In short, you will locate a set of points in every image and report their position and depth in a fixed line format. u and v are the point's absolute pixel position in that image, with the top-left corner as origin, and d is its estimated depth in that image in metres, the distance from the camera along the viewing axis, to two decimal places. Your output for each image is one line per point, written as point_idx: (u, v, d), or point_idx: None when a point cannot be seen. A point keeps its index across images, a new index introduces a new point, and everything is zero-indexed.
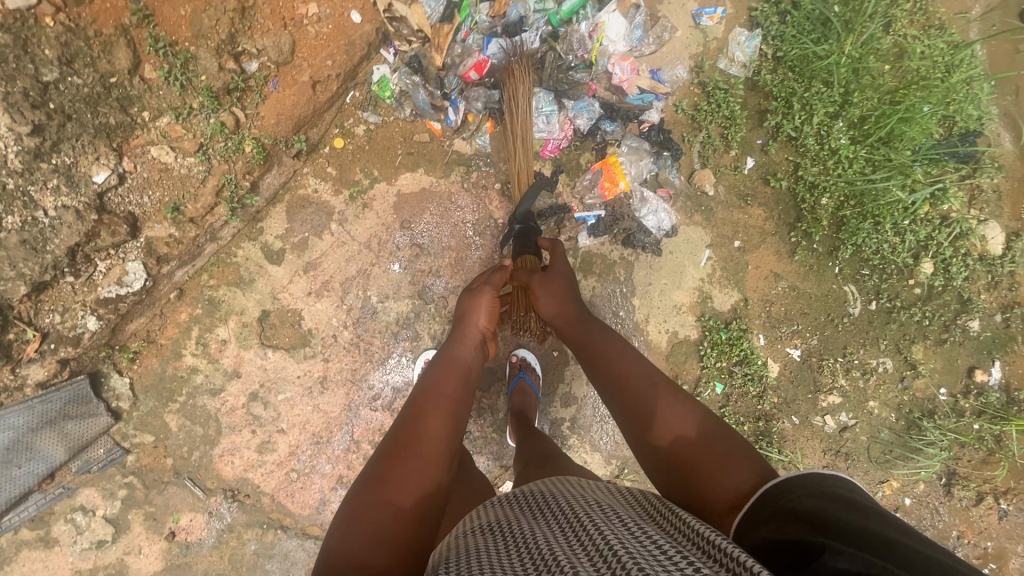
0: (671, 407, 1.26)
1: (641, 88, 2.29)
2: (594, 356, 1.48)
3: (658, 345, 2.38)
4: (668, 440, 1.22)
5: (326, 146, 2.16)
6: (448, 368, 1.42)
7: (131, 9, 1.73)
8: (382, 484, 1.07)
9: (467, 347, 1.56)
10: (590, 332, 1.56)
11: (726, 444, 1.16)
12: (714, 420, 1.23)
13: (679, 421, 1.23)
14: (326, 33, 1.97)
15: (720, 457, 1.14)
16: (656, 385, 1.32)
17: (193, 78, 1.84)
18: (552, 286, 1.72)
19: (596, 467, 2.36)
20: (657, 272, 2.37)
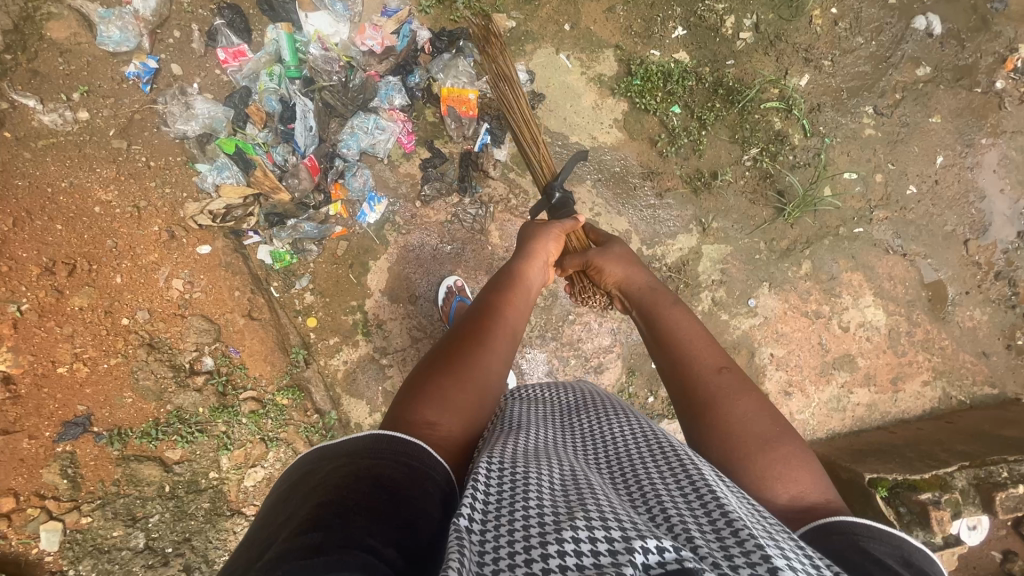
0: (734, 397, 1.14)
1: (395, 33, 2.29)
2: (667, 332, 1.37)
3: (618, 138, 2.54)
4: (722, 422, 1.10)
5: (309, 334, 2.13)
6: (517, 289, 1.47)
7: (108, 443, 1.76)
8: (453, 374, 1.13)
9: (537, 268, 1.60)
10: (661, 310, 1.45)
11: (802, 458, 1.03)
12: (788, 429, 1.08)
13: (745, 411, 1.11)
14: (206, 284, 1.98)
15: (786, 461, 1.01)
16: (732, 376, 1.19)
17: (199, 417, 1.87)
18: (616, 256, 1.67)
19: (692, 241, 2.56)
20: (558, 108, 2.51)
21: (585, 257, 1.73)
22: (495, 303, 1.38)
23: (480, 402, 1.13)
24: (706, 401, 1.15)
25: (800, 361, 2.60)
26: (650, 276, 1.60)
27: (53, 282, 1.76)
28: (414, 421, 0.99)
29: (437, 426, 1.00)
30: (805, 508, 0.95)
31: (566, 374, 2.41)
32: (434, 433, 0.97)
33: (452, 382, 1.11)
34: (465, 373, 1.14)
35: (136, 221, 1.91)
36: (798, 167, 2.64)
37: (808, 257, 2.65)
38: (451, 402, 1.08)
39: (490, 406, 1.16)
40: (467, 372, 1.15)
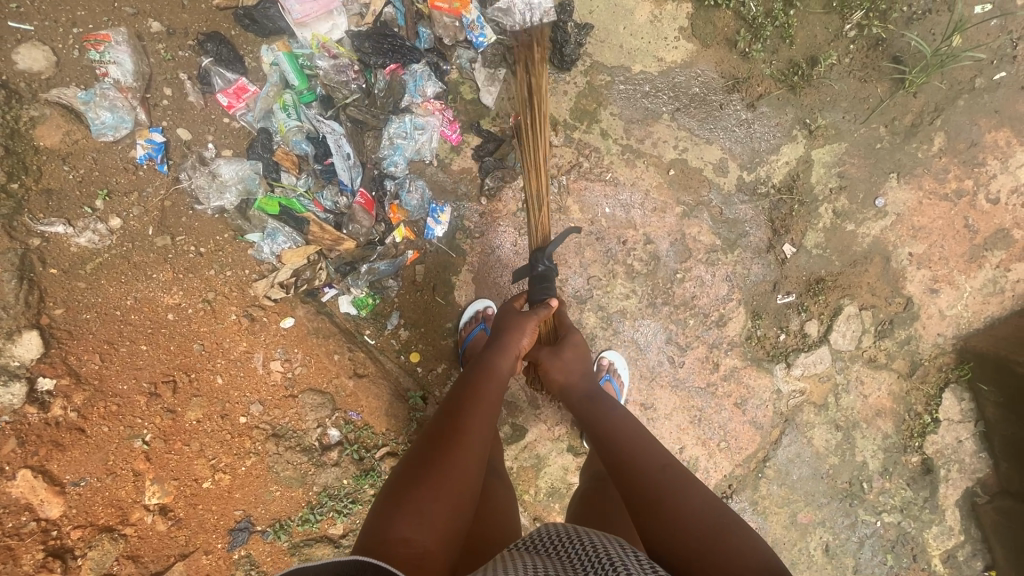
0: (684, 488, 1.21)
1: (388, 3, 1.88)
2: (616, 439, 1.40)
3: (689, 51, 2.09)
4: (684, 522, 1.12)
5: (417, 369, 2.03)
6: (486, 382, 1.41)
7: (276, 537, 1.77)
8: (426, 479, 1.14)
9: (507, 359, 1.49)
10: (610, 412, 1.49)
11: (737, 530, 1.09)
12: (732, 516, 1.13)
13: (694, 506, 1.16)
14: (304, 356, 1.86)
15: (738, 546, 1.05)
16: (678, 473, 1.26)
17: (347, 489, 1.84)
18: (566, 349, 1.65)
19: (798, 150, 2.17)
20: (609, 35, 2.06)
21: (536, 355, 1.69)
22: (464, 398, 1.34)
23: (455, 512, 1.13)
24: (663, 503, 1.18)
25: (944, 252, 2.28)
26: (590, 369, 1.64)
27: (163, 405, 1.69)
28: (388, 544, 1.02)
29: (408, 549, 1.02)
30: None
31: (686, 335, 2.22)
32: (407, 554, 1.01)
33: (424, 490, 1.12)
34: (438, 473, 1.15)
35: (213, 315, 1.77)
36: (916, 19, 2.12)
37: (940, 127, 2.21)
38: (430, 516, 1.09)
39: (466, 514, 1.16)
40: (440, 474, 1.15)
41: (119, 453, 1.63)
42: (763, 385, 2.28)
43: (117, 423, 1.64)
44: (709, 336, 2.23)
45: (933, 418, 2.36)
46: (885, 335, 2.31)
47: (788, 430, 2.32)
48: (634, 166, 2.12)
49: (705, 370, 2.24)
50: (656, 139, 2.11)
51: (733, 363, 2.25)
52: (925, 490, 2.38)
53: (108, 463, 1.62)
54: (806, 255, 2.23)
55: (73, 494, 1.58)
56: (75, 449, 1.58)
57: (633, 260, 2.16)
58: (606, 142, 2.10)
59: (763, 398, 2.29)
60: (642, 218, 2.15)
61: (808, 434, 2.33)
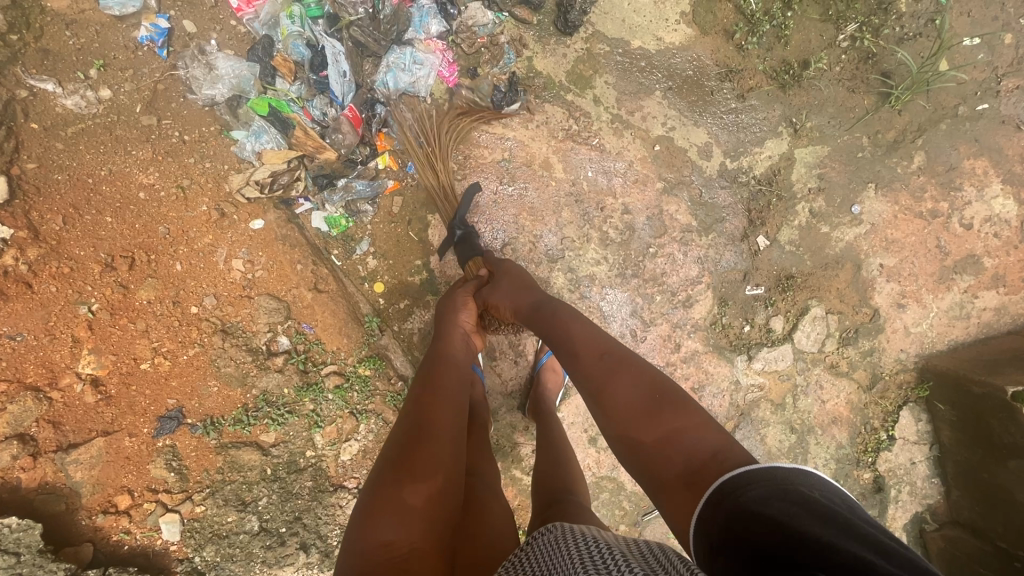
0: (617, 381, 1.24)
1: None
2: (564, 342, 1.41)
3: (688, 35, 2.18)
4: (626, 420, 1.18)
5: (379, 300, 2.03)
6: (443, 369, 1.49)
7: (204, 433, 1.71)
8: (405, 479, 1.13)
9: (455, 344, 1.62)
10: (553, 320, 1.49)
11: (672, 408, 1.14)
12: (666, 388, 1.19)
13: (631, 395, 1.21)
14: (267, 260, 1.86)
15: (676, 427, 1.11)
16: (618, 359, 1.30)
17: (286, 398, 1.81)
18: (502, 285, 1.68)
19: (781, 147, 2.23)
20: (614, 8, 2.15)
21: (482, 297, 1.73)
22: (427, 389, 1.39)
23: (436, 501, 1.14)
24: (607, 404, 1.23)
25: (914, 268, 2.31)
26: (532, 283, 1.66)
27: (116, 278, 1.68)
28: (370, 548, 1.00)
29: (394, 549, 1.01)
30: (700, 461, 1.03)
31: (651, 310, 2.22)
32: (392, 555, 0.99)
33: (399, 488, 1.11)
34: (420, 471, 1.16)
35: (183, 202, 1.78)
36: (907, 40, 2.23)
37: (921, 147, 2.28)
38: (411, 510, 1.09)
39: (449, 497, 1.17)
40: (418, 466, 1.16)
41: (62, 316, 1.61)
42: (723, 374, 2.27)
43: (65, 286, 1.61)
44: (674, 315, 2.23)
45: (889, 436, 2.33)
46: (849, 343, 2.31)
47: (742, 425, 2.29)
48: (622, 136, 2.17)
49: (667, 350, 2.23)
50: (645, 113, 2.17)
51: (695, 347, 2.25)
52: (874, 508, 2.34)
53: (49, 323, 1.59)
54: (779, 250, 2.25)
55: (7, 347, 1.55)
56: (18, 301, 1.56)
57: (608, 228, 2.18)
58: (597, 109, 2.15)
59: (721, 387, 2.27)
60: (623, 188, 2.18)
61: (763, 432, 2.30)
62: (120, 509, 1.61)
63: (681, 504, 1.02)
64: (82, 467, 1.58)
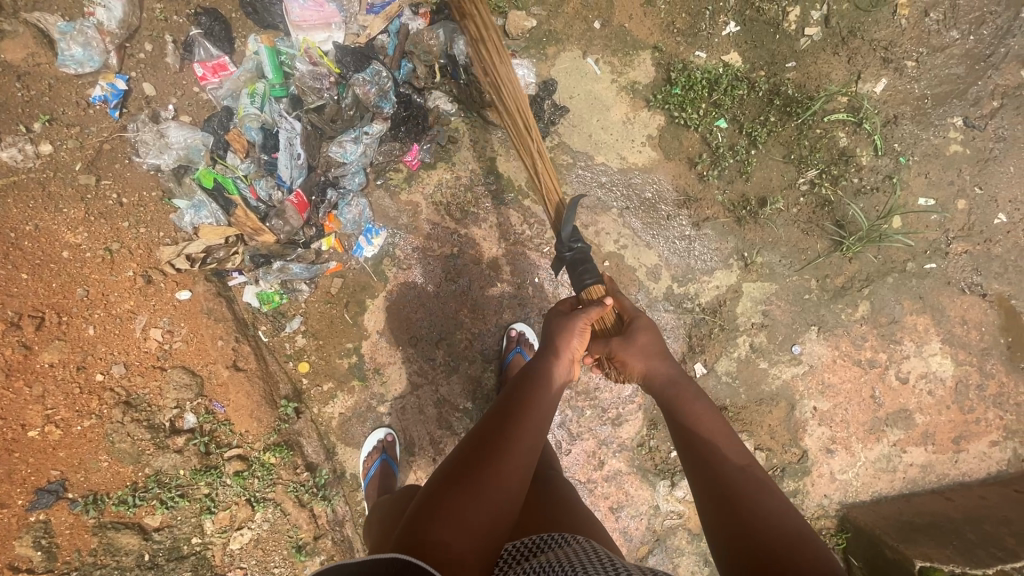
0: (764, 495, 1.07)
1: (383, 32, 2.00)
2: (695, 421, 1.23)
3: (652, 158, 2.21)
4: (757, 528, 1.01)
5: (301, 380, 2.02)
6: (538, 382, 1.26)
7: (83, 511, 1.64)
8: (474, 486, 1.02)
9: (561, 365, 1.33)
10: (682, 396, 1.29)
11: (797, 533, 1.00)
12: (805, 527, 1.02)
13: (770, 514, 1.03)
14: (188, 332, 1.82)
15: (811, 568, 0.93)
16: (760, 475, 1.11)
17: (181, 480, 1.75)
18: (637, 342, 1.39)
19: (729, 278, 2.26)
20: (582, 122, 2.17)
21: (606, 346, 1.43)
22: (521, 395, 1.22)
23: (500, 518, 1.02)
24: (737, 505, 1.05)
25: (847, 414, 2.32)
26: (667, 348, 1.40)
27: (19, 338, 1.62)
28: (420, 544, 0.92)
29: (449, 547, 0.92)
30: None
31: (580, 424, 2.20)
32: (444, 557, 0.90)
33: (473, 492, 1.01)
34: (492, 481, 1.03)
35: (109, 266, 1.73)
36: (864, 192, 2.27)
37: (867, 297, 2.31)
38: (471, 517, 0.98)
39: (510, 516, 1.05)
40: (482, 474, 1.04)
41: None
42: (644, 497, 2.23)
43: None
44: (601, 431, 2.21)
45: None
46: (773, 482, 2.30)
47: (656, 551, 2.25)
48: None
49: (589, 466, 2.20)
50: (599, 229, 2.19)
51: (619, 466, 2.22)
52: None
53: None
54: (715, 379, 2.26)
55: None
56: None
57: None
58: None
59: (640, 510, 2.23)
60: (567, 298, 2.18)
61: (677, 561, 2.25)
62: None
63: None
64: None
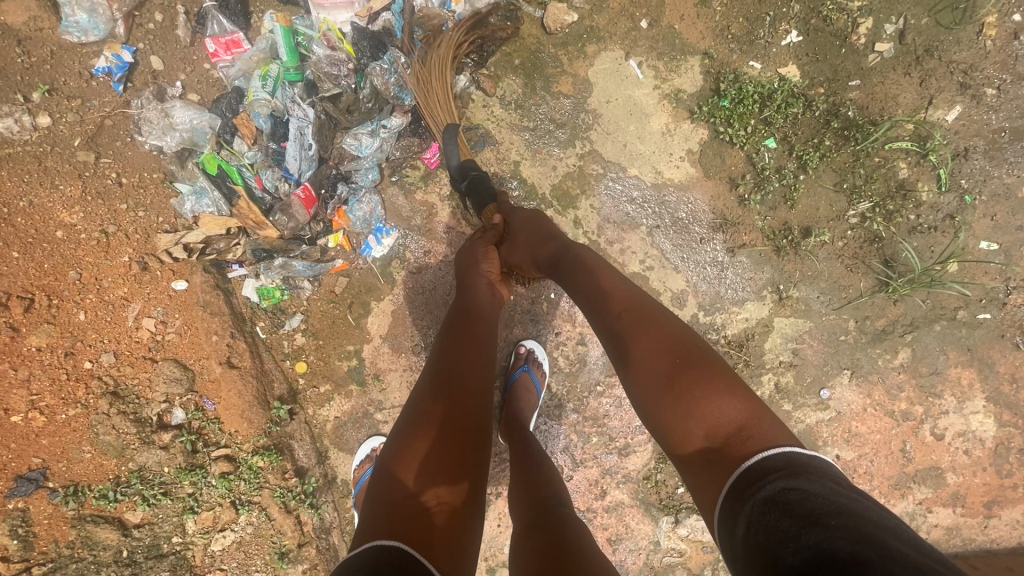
0: (646, 334, 1.11)
1: (386, 8, 1.82)
2: (584, 286, 1.29)
3: (690, 175, 2.03)
4: (652, 369, 1.07)
5: (298, 380, 1.93)
6: (469, 313, 1.36)
7: (63, 502, 1.58)
8: (433, 433, 1.06)
9: (479, 291, 1.47)
10: (571, 268, 1.35)
11: (689, 360, 1.04)
12: (693, 345, 1.07)
13: (656, 349, 1.08)
14: (182, 324, 1.74)
15: (696, 395, 0.99)
16: (641, 314, 1.15)
17: (165, 478, 1.68)
18: (523, 245, 1.53)
19: (760, 310, 2.09)
20: (617, 130, 2.00)
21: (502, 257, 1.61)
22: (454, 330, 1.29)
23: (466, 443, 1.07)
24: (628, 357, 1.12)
25: (872, 467, 2.16)
26: (551, 232, 1.51)
27: (7, 319, 1.54)
28: (399, 503, 0.97)
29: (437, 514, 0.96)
30: (722, 432, 0.95)
31: (585, 450, 2.08)
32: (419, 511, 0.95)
33: (439, 437, 1.06)
34: (448, 418, 1.08)
35: (104, 249, 1.65)
36: (920, 231, 2.07)
37: (909, 344, 2.13)
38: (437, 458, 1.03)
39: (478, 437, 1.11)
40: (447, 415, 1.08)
41: None
42: (646, 532, 2.12)
43: None
44: (606, 461, 2.09)
45: None
46: None
47: None
48: None
49: (590, 496, 2.09)
50: (625, 247, 2.03)
51: (623, 498, 2.10)
52: None
53: None
54: None
55: None
56: None
57: (559, 355, 2.06)
58: (575, 231, 2.01)
59: (641, 545, 2.12)
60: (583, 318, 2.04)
61: None
62: None
63: (701, 478, 0.95)
64: None
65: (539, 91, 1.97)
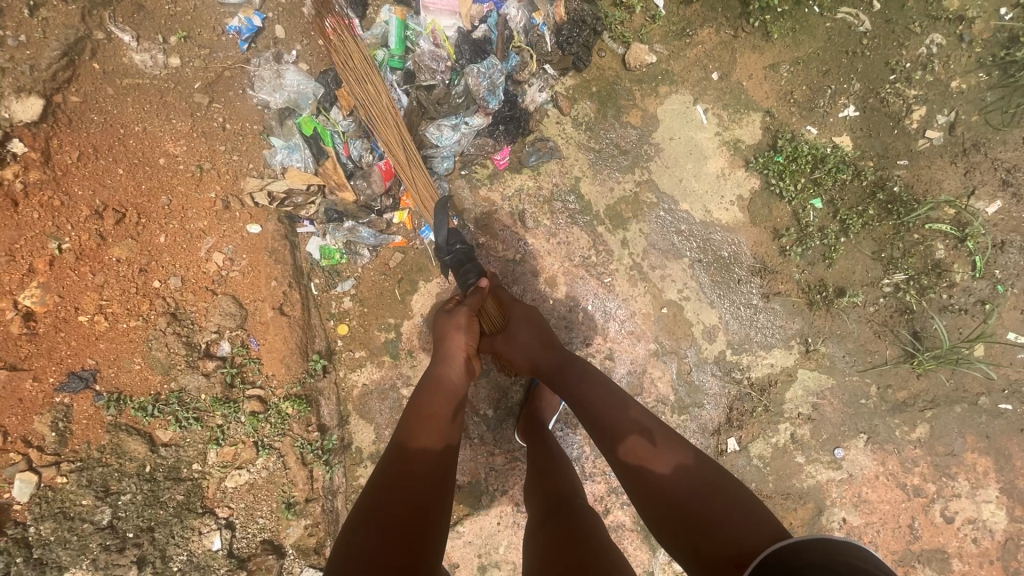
0: (662, 453, 1.24)
1: (482, 22, 2.00)
2: (598, 400, 1.42)
3: (737, 219, 2.15)
4: (669, 485, 1.18)
5: (337, 341, 2.02)
6: (438, 392, 1.43)
7: (104, 405, 1.66)
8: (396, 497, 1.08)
9: (454, 365, 1.55)
10: (581, 381, 1.49)
11: (705, 476, 1.18)
12: (709, 466, 1.20)
13: (675, 470, 1.20)
14: (247, 264, 1.85)
15: (721, 507, 1.11)
16: (655, 435, 1.28)
17: (200, 404, 1.75)
18: (517, 344, 1.67)
19: (786, 359, 2.15)
20: (675, 166, 2.14)
21: (493, 345, 1.75)
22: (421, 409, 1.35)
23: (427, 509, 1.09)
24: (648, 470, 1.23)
25: (878, 538, 2.14)
26: (552, 339, 1.66)
27: (98, 227, 1.68)
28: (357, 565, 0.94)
29: (407, 505, 1.07)
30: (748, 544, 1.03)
31: (595, 465, 2.11)
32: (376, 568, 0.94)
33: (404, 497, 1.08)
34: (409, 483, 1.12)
35: (195, 183, 1.79)
36: (950, 311, 2.14)
37: (928, 419, 2.16)
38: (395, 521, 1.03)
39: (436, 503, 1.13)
40: (412, 478, 1.13)
41: (30, 242, 1.61)
42: (642, 560, 2.11)
43: (48, 217, 1.62)
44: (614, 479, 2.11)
45: None
46: None
47: None
48: (634, 286, 2.12)
49: (593, 511, 2.10)
50: (666, 274, 2.13)
51: (625, 521, 2.11)
52: None
53: (16, 244, 1.59)
54: (745, 459, 2.14)
55: None
56: None
57: None
58: (621, 250, 2.12)
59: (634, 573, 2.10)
60: (615, 334, 2.12)
61: None
62: None
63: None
64: None
65: (609, 118, 2.13)
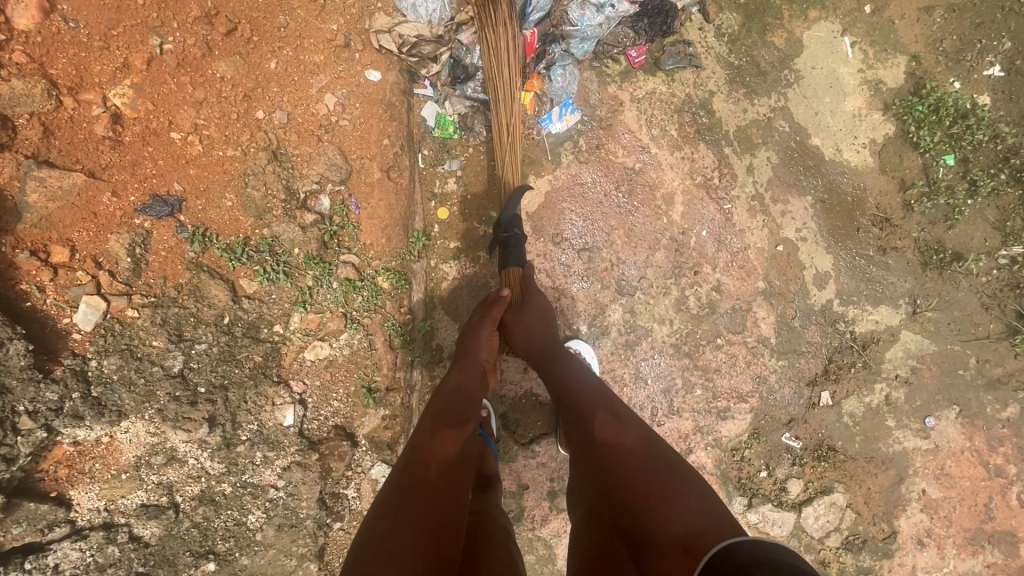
0: (636, 456, 1.13)
1: None
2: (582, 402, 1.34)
3: (866, 164, 2.04)
4: (639, 480, 1.07)
5: (434, 226, 1.78)
6: (452, 395, 1.37)
7: (188, 239, 1.45)
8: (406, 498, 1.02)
9: (473, 368, 1.46)
10: (569, 384, 1.42)
11: (677, 478, 1.07)
12: (680, 467, 1.10)
13: (646, 470, 1.09)
14: (359, 115, 1.63)
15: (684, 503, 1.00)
16: (637, 438, 1.19)
17: (291, 259, 1.55)
18: (525, 327, 1.56)
19: (891, 318, 2.06)
20: (814, 97, 2.01)
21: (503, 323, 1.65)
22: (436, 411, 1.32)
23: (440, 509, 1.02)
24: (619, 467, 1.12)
25: (952, 513, 2.08)
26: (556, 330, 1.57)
27: (206, 34, 1.44)
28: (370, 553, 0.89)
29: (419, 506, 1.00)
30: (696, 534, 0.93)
31: (685, 401, 1.97)
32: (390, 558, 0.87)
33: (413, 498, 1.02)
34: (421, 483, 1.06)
35: (318, 9, 1.57)
36: None
37: (1019, 400, 2.10)
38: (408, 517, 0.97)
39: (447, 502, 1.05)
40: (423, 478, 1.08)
41: (129, 34, 1.36)
42: None
43: (155, 7, 1.38)
44: (702, 418, 1.98)
45: None
46: (850, 550, 2.06)
47: None
48: (753, 217, 1.99)
49: (675, 448, 1.97)
50: (787, 210, 2.00)
51: (706, 463, 1.99)
52: None
53: (114, 31, 1.35)
54: (836, 415, 2.04)
55: (54, 27, 1.30)
56: None
57: (690, 295, 1.96)
58: (745, 176, 1.98)
59: None
60: (726, 265, 1.97)
61: None
62: (49, 261, 1.32)
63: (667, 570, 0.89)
64: (42, 192, 1.29)
65: (754, 33, 1.98)
